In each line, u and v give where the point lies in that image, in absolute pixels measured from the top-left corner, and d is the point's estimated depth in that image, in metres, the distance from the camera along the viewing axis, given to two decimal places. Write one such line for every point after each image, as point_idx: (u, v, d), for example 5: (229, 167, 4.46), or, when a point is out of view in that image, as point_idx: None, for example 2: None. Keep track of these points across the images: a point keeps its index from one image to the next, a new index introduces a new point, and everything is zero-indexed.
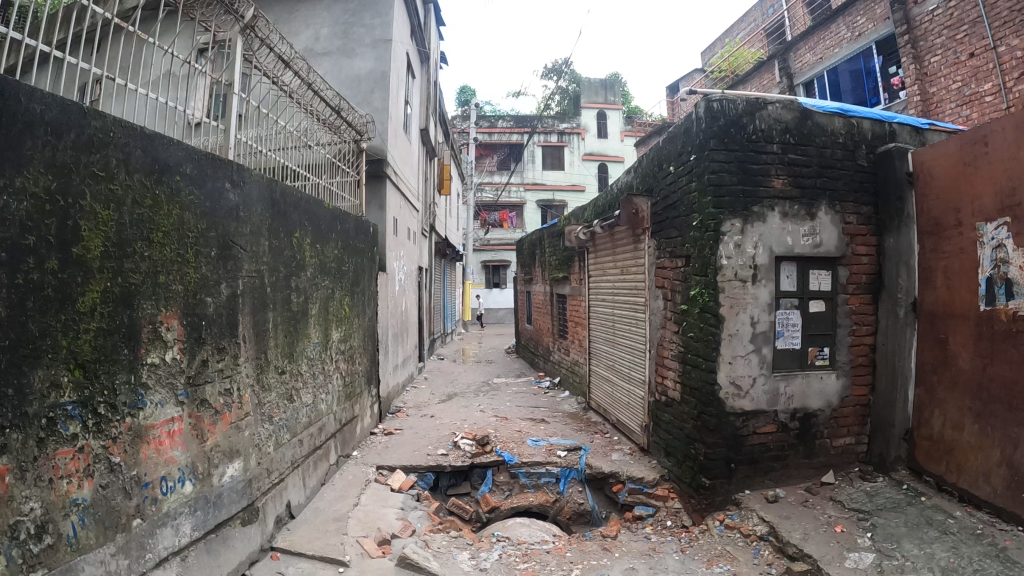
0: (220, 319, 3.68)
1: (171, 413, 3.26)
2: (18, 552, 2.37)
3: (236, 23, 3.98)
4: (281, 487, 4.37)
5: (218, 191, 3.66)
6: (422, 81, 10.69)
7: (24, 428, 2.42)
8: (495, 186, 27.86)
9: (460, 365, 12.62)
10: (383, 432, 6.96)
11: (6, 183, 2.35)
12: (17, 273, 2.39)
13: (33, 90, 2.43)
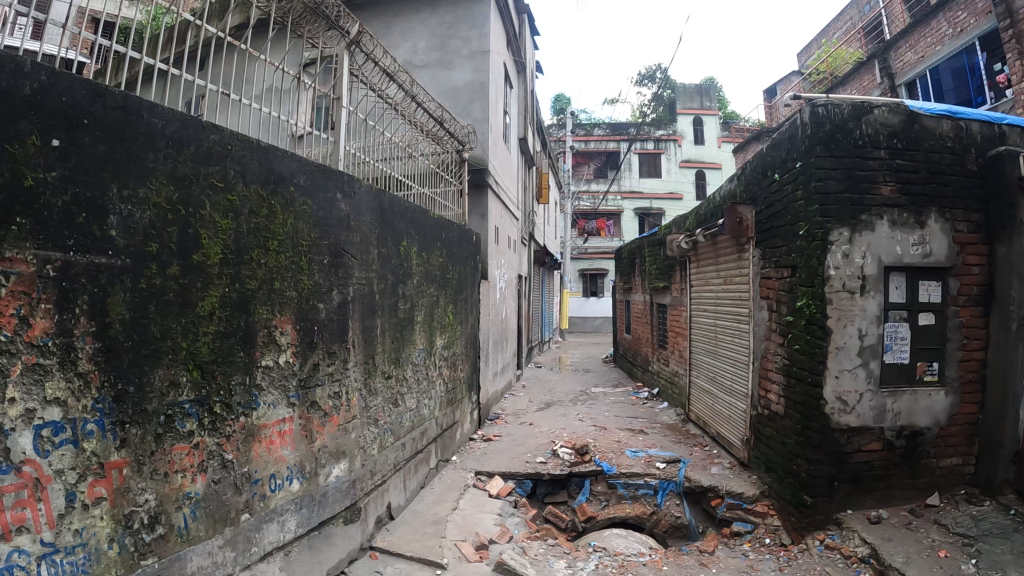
0: (332, 325, 3.82)
1: (283, 414, 3.40)
2: (131, 540, 2.50)
3: (342, 39, 4.11)
4: (383, 489, 4.48)
5: (330, 202, 3.79)
6: (518, 91, 10.79)
7: (143, 424, 2.57)
8: (592, 195, 27.86)
9: (558, 373, 12.64)
10: (482, 438, 7.04)
11: (131, 194, 2.51)
12: (141, 277, 2.55)
13: (154, 105, 2.59)
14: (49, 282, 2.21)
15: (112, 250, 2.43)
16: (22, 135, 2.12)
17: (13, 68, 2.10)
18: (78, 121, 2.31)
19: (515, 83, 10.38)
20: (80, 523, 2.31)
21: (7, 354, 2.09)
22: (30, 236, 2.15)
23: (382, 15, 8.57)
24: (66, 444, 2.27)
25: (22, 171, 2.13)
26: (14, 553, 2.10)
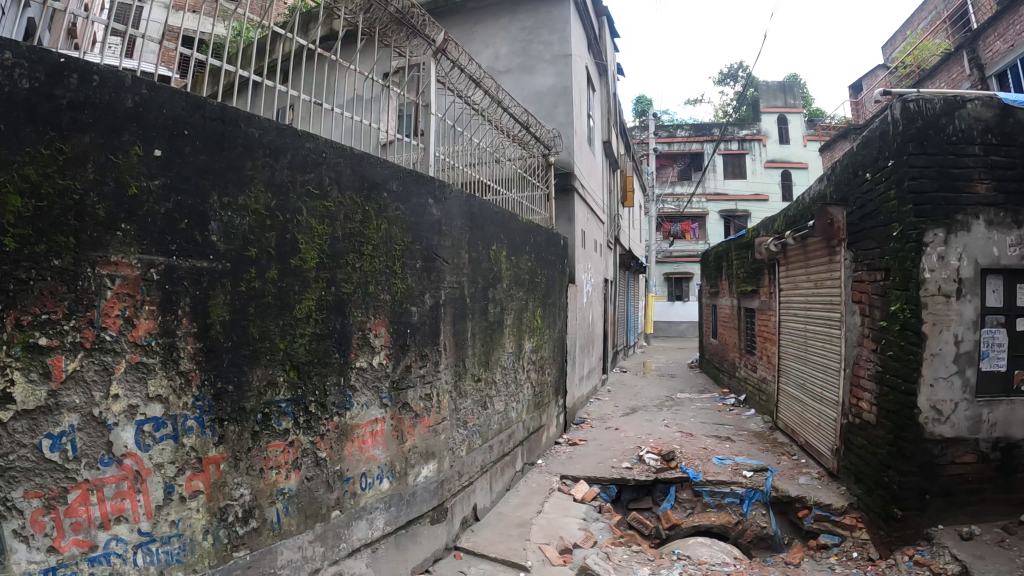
0: (424, 328, 3.89)
1: (375, 414, 3.48)
2: (225, 532, 2.60)
3: (428, 47, 4.18)
4: (469, 490, 4.52)
5: (422, 207, 3.86)
6: (601, 94, 10.73)
7: (241, 421, 2.68)
8: (676, 197, 27.48)
9: (643, 378, 12.49)
10: (567, 442, 7.03)
11: (230, 201, 2.62)
12: (240, 280, 2.66)
13: (251, 115, 2.70)
14: (153, 285, 2.34)
15: (213, 254, 2.55)
16: (126, 145, 2.25)
17: (116, 82, 2.23)
18: (179, 132, 2.42)
19: (597, 86, 10.32)
20: (176, 514, 2.42)
21: (113, 352, 2.22)
22: (135, 242, 2.28)
23: (464, 22, 8.70)
24: (166, 439, 2.39)
25: (127, 180, 2.26)
26: (113, 541, 2.22)
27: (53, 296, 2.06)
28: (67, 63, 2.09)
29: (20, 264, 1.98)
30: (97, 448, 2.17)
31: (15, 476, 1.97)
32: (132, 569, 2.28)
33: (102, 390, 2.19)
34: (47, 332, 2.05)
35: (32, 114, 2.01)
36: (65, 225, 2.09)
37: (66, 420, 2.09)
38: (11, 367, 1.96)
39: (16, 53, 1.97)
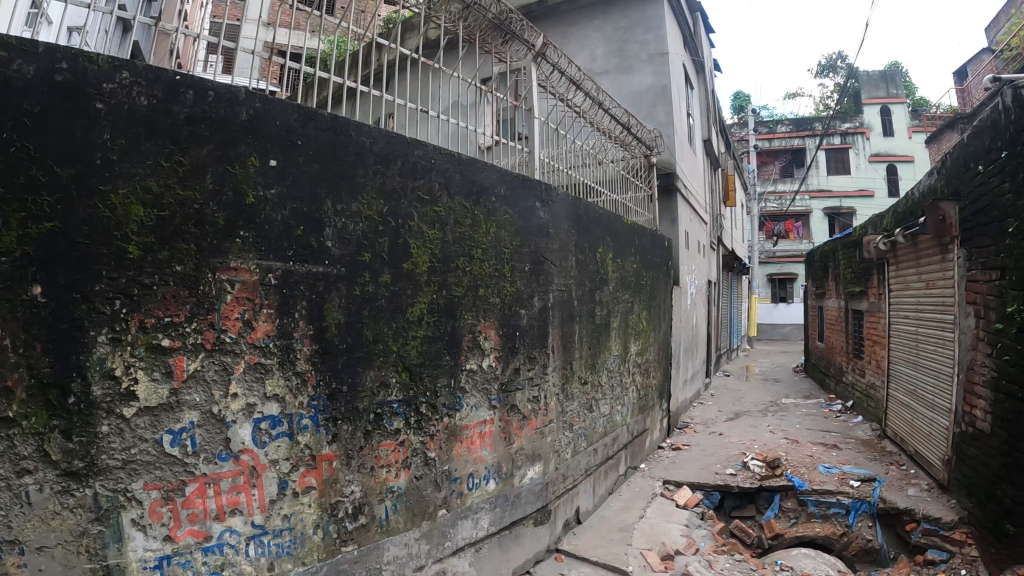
0: (532, 331, 3.91)
1: (484, 416, 3.53)
2: (335, 527, 2.69)
3: (529, 51, 4.19)
4: (573, 492, 4.52)
5: (529, 210, 3.89)
6: (699, 92, 10.52)
7: (354, 420, 2.77)
8: (778, 195, 26.68)
9: (747, 382, 12.15)
10: (670, 447, 6.93)
11: (344, 208, 2.72)
12: (355, 284, 2.76)
13: (361, 124, 2.78)
14: (271, 289, 2.45)
15: (328, 259, 2.65)
16: (242, 157, 2.37)
17: (230, 97, 2.34)
18: (292, 142, 2.53)
19: (695, 83, 10.13)
20: (289, 509, 2.51)
21: (232, 353, 2.34)
22: (253, 247, 2.39)
23: (559, 25, 8.73)
24: (282, 436, 2.49)
25: (243, 190, 2.37)
26: (226, 532, 2.33)
27: (175, 299, 2.19)
28: (182, 80, 2.21)
29: (144, 270, 2.13)
30: (216, 444, 2.29)
31: (137, 468, 2.10)
32: (244, 559, 2.38)
33: (221, 389, 2.30)
34: (169, 334, 2.18)
35: (152, 129, 2.15)
36: (185, 232, 2.22)
37: (186, 417, 2.22)
38: (136, 366, 2.10)
39: (135, 72, 2.10)
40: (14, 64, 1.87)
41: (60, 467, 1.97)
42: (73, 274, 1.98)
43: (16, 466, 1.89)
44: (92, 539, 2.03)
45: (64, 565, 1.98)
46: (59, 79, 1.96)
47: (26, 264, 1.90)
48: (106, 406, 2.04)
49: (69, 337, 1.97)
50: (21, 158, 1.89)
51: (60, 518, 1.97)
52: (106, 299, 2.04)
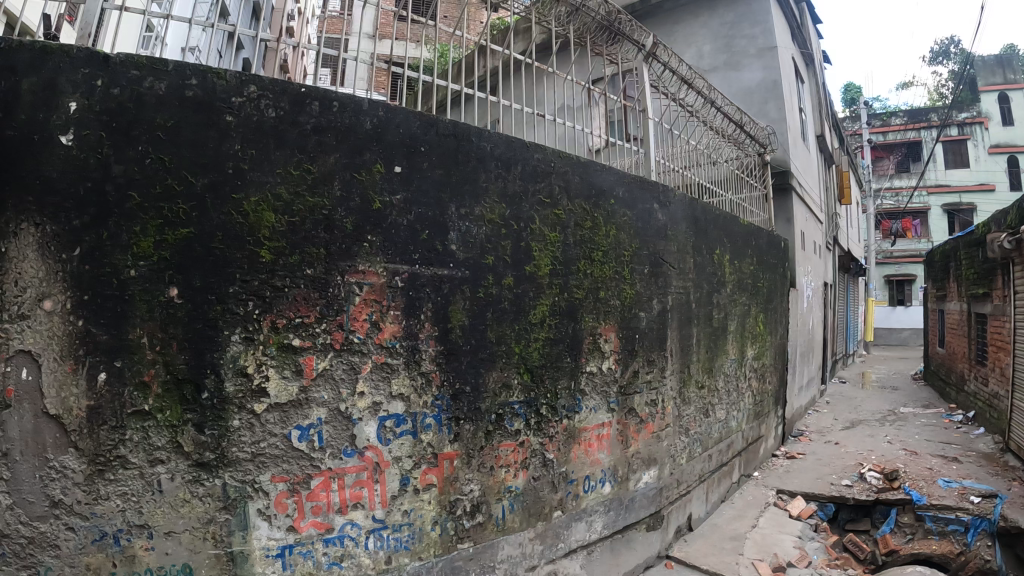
0: (651, 333, 3.85)
1: (602, 418, 3.50)
2: (452, 524, 2.73)
3: (638, 52, 4.16)
4: (686, 499, 4.43)
5: (648, 212, 3.82)
6: (810, 86, 10.14)
7: (476, 420, 2.81)
8: (893, 190, 25.75)
9: (863, 390, 11.60)
10: (785, 455, 6.71)
11: (467, 212, 2.78)
12: (479, 287, 2.82)
13: (482, 129, 2.82)
14: (398, 291, 2.53)
15: (453, 263, 2.72)
16: (368, 164, 2.46)
17: (355, 106, 2.43)
18: (417, 149, 2.60)
19: (805, 78, 9.76)
20: (409, 505, 2.57)
21: (360, 353, 2.42)
22: (380, 252, 2.49)
23: (665, 24, 8.63)
24: (406, 434, 2.55)
25: (371, 195, 2.47)
26: (348, 524, 2.39)
27: (306, 301, 2.31)
28: (308, 91, 2.33)
29: (276, 273, 2.26)
30: (342, 440, 2.37)
31: (265, 461, 2.21)
32: (364, 552, 2.44)
33: (349, 387, 2.39)
34: (300, 334, 2.29)
35: (280, 139, 2.28)
36: (315, 237, 2.34)
37: (315, 414, 2.31)
38: (267, 363, 2.23)
39: (262, 86, 2.24)
40: (146, 81, 2.08)
41: (192, 457, 2.11)
42: (207, 277, 2.15)
43: (150, 456, 2.07)
44: (218, 527, 2.15)
45: (190, 549, 2.12)
46: (190, 95, 2.14)
47: (162, 267, 2.10)
48: (238, 401, 2.18)
49: (203, 336, 2.14)
50: (157, 169, 2.09)
51: (189, 505, 2.12)
52: (239, 300, 2.19)
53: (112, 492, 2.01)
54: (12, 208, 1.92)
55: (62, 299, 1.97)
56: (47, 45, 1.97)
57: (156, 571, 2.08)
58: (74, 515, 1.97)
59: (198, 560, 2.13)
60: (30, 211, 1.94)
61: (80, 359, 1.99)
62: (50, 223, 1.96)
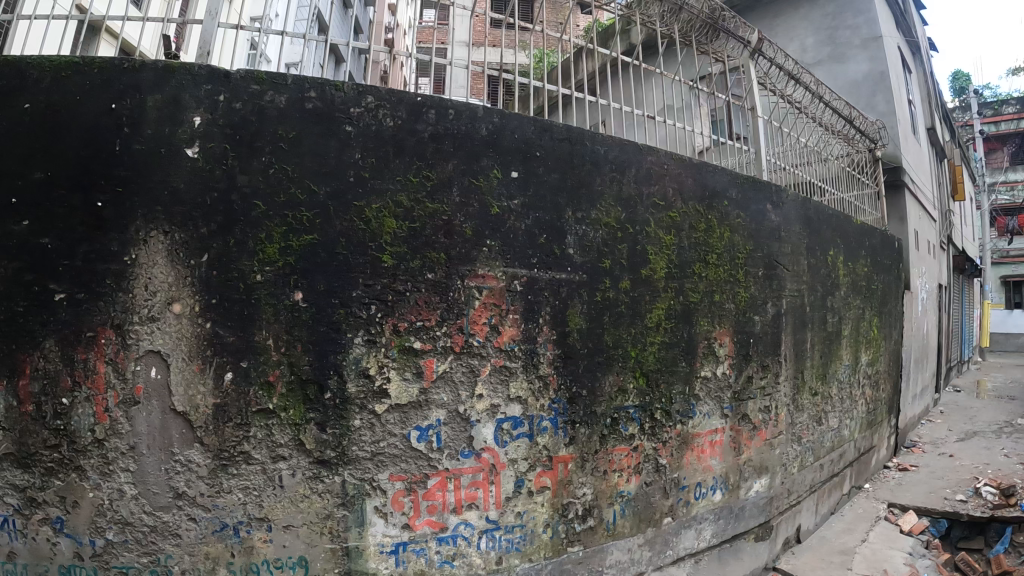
0: (766, 338, 3.71)
1: (716, 425, 3.41)
2: (564, 527, 2.71)
3: (745, 49, 4.08)
4: (795, 509, 4.27)
5: (762, 213, 3.68)
6: (917, 75, 9.65)
7: (592, 424, 2.80)
8: (1008, 184, 24.29)
9: (981, 399, 10.93)
10: (897, 467, 6.43)
11: (584, 216, 2.78)
12: (596, 290, 2.82)
13: (596, 133, 2.81)
14: (517, 295, 2.57)
15: (571, 267, 2.73)
16: (486, 169, 2.53)
17: (470, 114, 2.51)
18: (533, 154, 2.64)
19: (911, 67, 9.29)
20: (523, 507, 2.59)
21: (479, 356, 2.48)
22: (499, 256, 2.55)
23: (765, 18, 8.45)
24: (523, 437, 2.58)
25: (489, 201, 2.54)
26: (462, 524, 2.44)
27: (427, 305, 2.40)
28: (424, 100, 2.42)
29: (398, 277, 2.36)
30: (459, 441, 2.44)
31: (384, 460, 2.30)
32: (476, 552, 2.48)
33: (468, 390, 2.45)
34: (421, 337, 2.38)
35: (399, 148, 2.39)
36: (436, 243, 2.43)
37: (434, 415, 2.39)
38: (389, 366, 2.33)
39: (379, 96, 2.36)
40: (266, 95, 2.24)
41: (313, 455, 2.23)
42: (330, 281, 2.28)
43: (273, 452, 2.20)
44: (336, 522, 2.26)
45: (306, 543, 2.24)
46: (310, 106, 2.29)
47: (287, 272, 2.25)
48: (359, 402, 2.28)
49: (327, 338, 2.26)
50: (280, 179, 2.25)
51: (308, 501, 2.23)
52: (363, 305, 2.31)
53: (234, 486, 2.17)
54: (142, 217, 2.15)
55: (190, 302, 2.17)
56: (168, 64, 2.18)
57: (273, 562, 2.22)
58: (196, 507, 2.14)
59: (314, 553, 2.25)
60: (160, 220, 2.16)
61: (207, 359, 2.17)
62: (178, 230, 2.17)
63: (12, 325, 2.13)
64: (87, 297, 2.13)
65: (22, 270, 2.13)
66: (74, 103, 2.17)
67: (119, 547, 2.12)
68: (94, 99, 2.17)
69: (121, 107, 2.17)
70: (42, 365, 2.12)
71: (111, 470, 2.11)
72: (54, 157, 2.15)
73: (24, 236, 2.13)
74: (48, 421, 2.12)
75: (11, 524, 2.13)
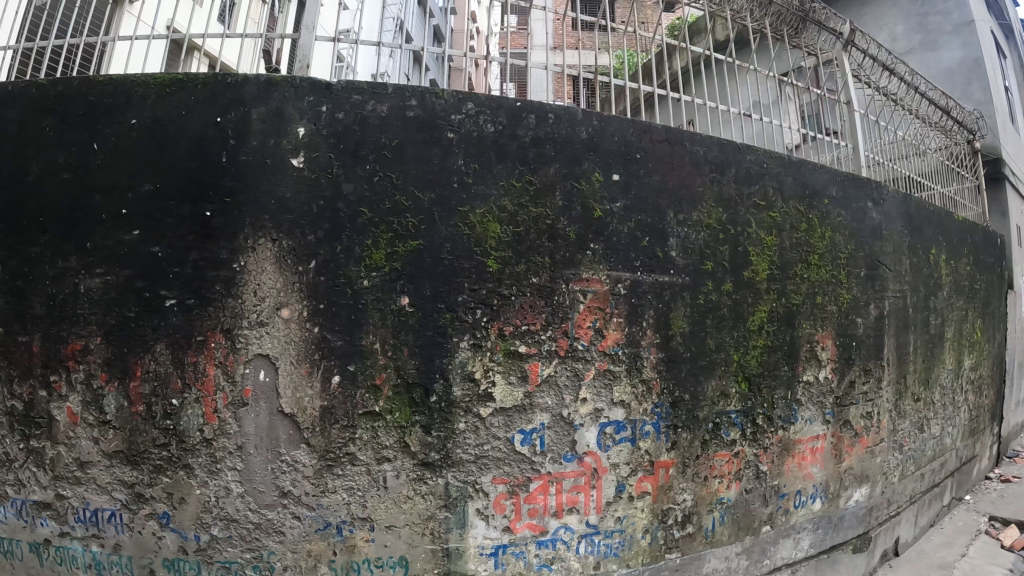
0: (869, 341, 3.54)
1: (818, 430, 3.25)
2: (662, 533, 2.71)
3: (837, 41, 3.97)
4: (895, 520, 4.05)
5: (862, 211, 3.51)
6: (1014, 61, 9.19)
7: (693, 429, 2.77)
8: None
9: None
10: (1000, 478, 6.11)
11: (685, 218, 2.77)
12: (699, 293, 2.79)
13: (694, 133, 2.79)
14: (621, 298, 2.60)
15: (674, 269, 2.73)
16: (587, 173, 2.59)
17: (570, 118, 2.57)
18: (632, 156, 2.67)
19: (1007, 51, 8.85)
20: (622, 512, 2.61)
21: (583, 360, 2.53)
22: (603, 259, 2.59)
23: (851, 8, 8.21)
24: (625, 441, 2.61)
25: (592, 204, 2.59)
26: (561, 528, 2.50)
27: (532, 309, 2.48)
28: (523, 105, 2.52)
29: (503, 281, 2.46)
30: (562, 444, 2.50)
31: (487, 463, 2.40)
32: (574, 556, 2.52)
33: (572, 393, 2.51)
34: (526, 341, 2.46)
35: (501, 153, 2.50)
36: (540, 247, 2.51)
37: (537, 419, 2.47)
38: (494, 369, 2.42)
39: (479, 103, 2.47)
40: (368, 105, 2.38)
41: (417, 457, 2.35)
42: (437, 287, 2.40)
43: (378, 453, 2.33)
44: (437, 523, 2.37)
45: (408, 544, 2.35)
46: (411, 115, 2.42)
47: (393, 278, 2.38)
48: (464, 405, 2.39)
49: (433, 343, 2.38)
50: (385, 186, 2.39)
51: (411, 501, 2.35)
52: (469, 309, 2.41)
53: (338, 486, 2.30)
54: (250, 225, 2.31)
55: (298, 308, 2.31)
56: (270, 77, 2.34)
57: (374, 561, 2.34)
58: (300, 505, 2.28)
59: (414, 553, 2.36)
60: (268, 229, 2.31)
61: (314, 363, 2.32)
62: (286, 238, 2.32)
63: (126, 329, 2.34)
64: (197, 302, 2.31)
65: (134, 277, 2.35)
66: (179, 117, 2.36)
67: (222, 543, 2.28)
68: (198, 113, 2.35)
69: (226, 120, 2.34)
70: (154, 367, 2.32)
71: (219, 468, 2.28)
72: (162, 170, 2.35)
73: (136, 244, 2.35)
74: (158, 421, 2.31)
75: (119, 517, 2.34)
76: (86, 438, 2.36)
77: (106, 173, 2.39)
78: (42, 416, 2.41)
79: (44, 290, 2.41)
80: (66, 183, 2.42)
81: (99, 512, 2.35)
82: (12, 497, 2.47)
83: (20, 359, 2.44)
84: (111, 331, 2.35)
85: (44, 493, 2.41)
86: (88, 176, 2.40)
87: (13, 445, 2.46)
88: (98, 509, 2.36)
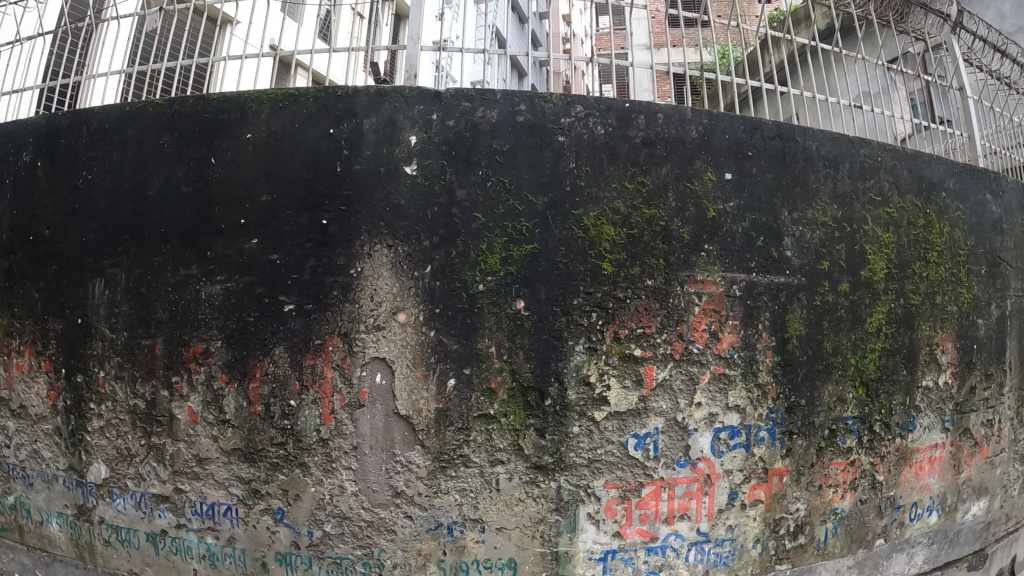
0: (990, 344, 3.34)
1: (936, 439, 3.09)
2: (774, 543, 2.65)
3: (945, 24, 3.72)
4: (1013, 537, 3.76)
5: (981, 205, 3.32)
6: None
7: (809, 435, 2.69)
8: None
9: None
10: None
11: (801, 216, 2.68)
12: (815, 294, 2.70)
13: (807, 128, 2.70)
14: (736, 300, 2.55)
15: (789, 270, 2.64)
16: (699, 172, 2.55)
17: (679, 117, 2.54)
18: (744, 154, 2.61)
19: None
20: (734, 520, 2.56)
21: (698, 364, 2.49)
22: (718, 261, 2.54)
23: None
24: (739, 447, 2.55)
25: (705, 204, 2.55)
26: (672, 535, 2.48)
27: (647, 312, 2.46)
28: (633, 106, 2.50)
29: (618, 284, 2.46)
30: (676, 450, 2.47)
31: (600, 467, 2.42)
32: (683, 564, 2.50)
33: (686, 398, 2.48)
34: (641, 344, 2.45)
35: (612, 155, 2.49)
36: (654, 248, 2.49)
37: (651, 423, 2.45)
38: (610, 372, 2.42)
39: (588, 106, 2.48)
40: (477, 111, 2.43)
41: (531, 460, 2.39)
42: (552, 289, 2.42)
43: (491, 456, 2.39)
44: (548, 526, 2.41)
45: (517, 546, 2.40)
46: (521, 119, 2.45)
47: (509, 282, 2.41)
48: (579, 408, 2.41)
49: (549, 346, 2.40)
50: (497, 191, 2.42)
51: (522, 505, 2.39)
52: (584, 312, 2.42)
53: (451, 487, 2.37)
54: (366, 232, 2.39)
55: (414, 312, 2.38)
56: (381, 88, 2.41)
57: (483, 562, 2.40)
58: (413, 505, 2.36)
59: (523, 556, 2.41)
60: (384, 236, 2.39)
61: (430, 366, 2.38)
62: (402, 243, 2.39)
63: (246, 333, 2.45)
64: (315, 308, 2.40)
65: (254, 284, 2.46)
66: (294, 130, 2.47)
67: (334, 540, 2.38)
68: (313, 125, 2.45)
69: (339, 131, 2.43)
70: (272, 369, 2.43)
71: (334, 467, 2.37)
72: (278, 181, 2.46)
73: (255, 252, 2.46)
74: (276, 421, 2.42)
75: (234, 512, 2.46)
76: (205, 436, 2.49)
77: (224, 185, 2.51)
78: (163, 415, 2.55)
79: (167, 296, 2.56)
80: (186, 196, 2.55)
81: (215, 506, 2.48)
82: (132, 490, 2.62)
83: (144, 360, 2.59)
84: (232, 335, 2.47)
85: (163, 487, 2.55)
86: (207, 189, 2.52)
87: (135, 441, 2.61)
88: (215, 503, 2.48)
